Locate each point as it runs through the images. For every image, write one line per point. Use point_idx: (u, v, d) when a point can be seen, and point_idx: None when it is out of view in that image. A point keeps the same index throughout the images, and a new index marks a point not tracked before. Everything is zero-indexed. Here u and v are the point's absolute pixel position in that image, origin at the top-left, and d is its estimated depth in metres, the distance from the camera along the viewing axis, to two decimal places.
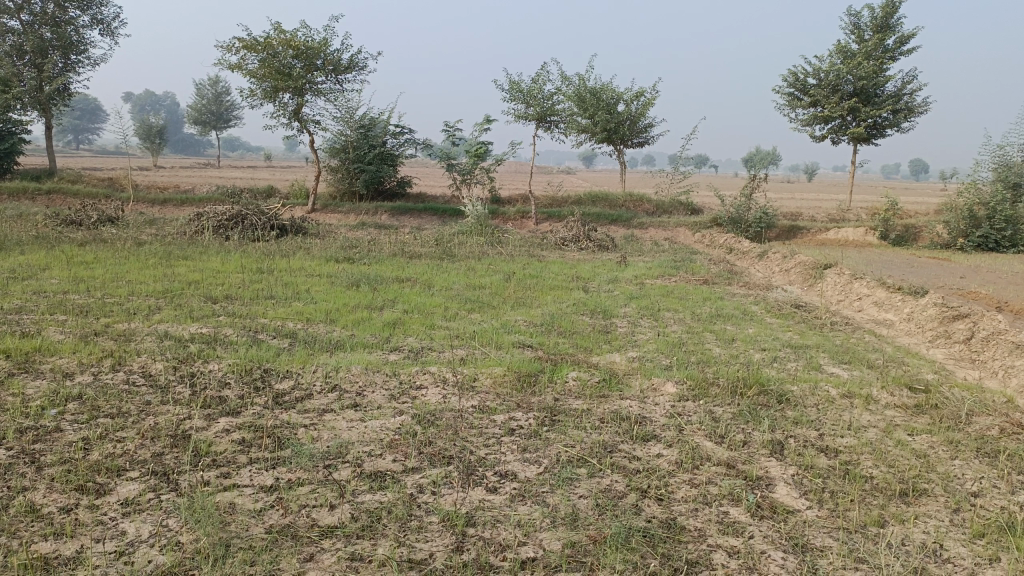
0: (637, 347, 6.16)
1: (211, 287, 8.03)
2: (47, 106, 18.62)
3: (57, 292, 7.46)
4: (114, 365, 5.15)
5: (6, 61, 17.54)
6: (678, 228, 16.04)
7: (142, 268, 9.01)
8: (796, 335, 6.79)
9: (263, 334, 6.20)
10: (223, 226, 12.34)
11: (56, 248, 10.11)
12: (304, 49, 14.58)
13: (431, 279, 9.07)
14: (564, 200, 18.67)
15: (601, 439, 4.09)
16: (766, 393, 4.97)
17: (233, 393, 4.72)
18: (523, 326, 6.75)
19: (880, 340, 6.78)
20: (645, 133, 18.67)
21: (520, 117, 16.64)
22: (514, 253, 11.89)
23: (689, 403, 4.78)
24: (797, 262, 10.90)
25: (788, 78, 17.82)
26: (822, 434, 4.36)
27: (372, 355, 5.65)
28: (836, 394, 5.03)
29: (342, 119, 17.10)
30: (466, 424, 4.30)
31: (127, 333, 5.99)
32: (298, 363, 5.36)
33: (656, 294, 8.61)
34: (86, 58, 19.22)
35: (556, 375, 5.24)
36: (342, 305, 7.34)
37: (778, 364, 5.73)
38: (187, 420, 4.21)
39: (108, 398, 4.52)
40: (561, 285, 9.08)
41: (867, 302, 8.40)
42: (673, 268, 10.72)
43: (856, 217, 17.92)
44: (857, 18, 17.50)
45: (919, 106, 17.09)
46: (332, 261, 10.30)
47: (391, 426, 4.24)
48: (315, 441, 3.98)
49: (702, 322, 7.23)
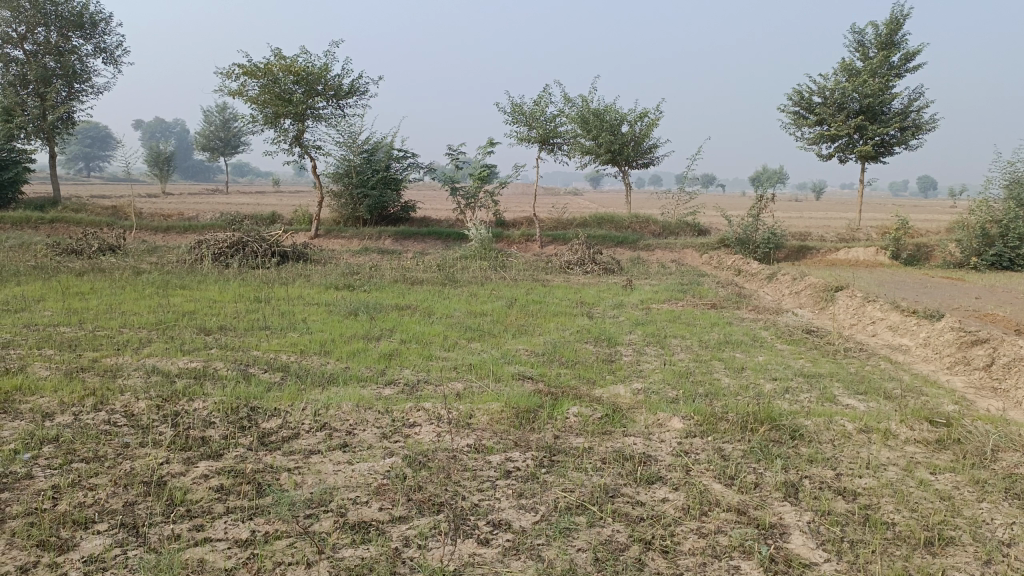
0: (643, 377, 5.92)
1: (205, 318, 7.84)
2: (51, 134, 18.65)
3: (48, 325, 7.29)
4: (96, 404, 4.93)
5: (10, 90, 17.60)
6: (684, 250, 15.83)
7: (137, 298, 8.85)
8: (808, 363, 6.53)
9: (255, 367, 5.99)
10: (223, 253, 12.20)
11: (53, 279, 9.97)
12: (304, 75, 14.52)
13: (431, 306, 8.88)
14: (570, 222, 18.49)
15: (603, 482, 3.84)
16: (778, 428, 4.71)
17: (217, 433, 4.51)
18: (524, 356, 6.52)
19: (897, 368, 6.51)
20: (650, 154, 18.51)
21: (523, 140, 16.53)
22: (518, 278, 11.70)
23: (696, 439, 4.53)
24: (807, 283, 10.65)
25: (793, 96, 17.65)
26: (839, 474, 4.10)
27: (365, 390, 5.43)
28: (852, 429, 4.77)
29: (345, 144, 17.03)
30: (459, 465, 4.07)
31: (114, 368, 5.79)
32: (287, 400, 5.12)
33: (662, 320, 8.37)
34: (90, 87, 19.30)
35: (556, 410, 4.99)
36: (338, 335, 7.14)
37: (790, 395, 5.46)
38: (165, 465, 3.99)
39: (85, 440, 4.31)
40: (564, 310, 8.87)
41: (880, 326, 8.13)
42: (680, 292, 10.48)
43: (866, 237, 17.64)
44: (862, 36, 17.37)
45: (927, 123, 16.87)
46: (332, 288, 10.13)
47: (380, 469, 4.00)
48: (299, 487, 3.75)
49: (709, 349, 6.98)
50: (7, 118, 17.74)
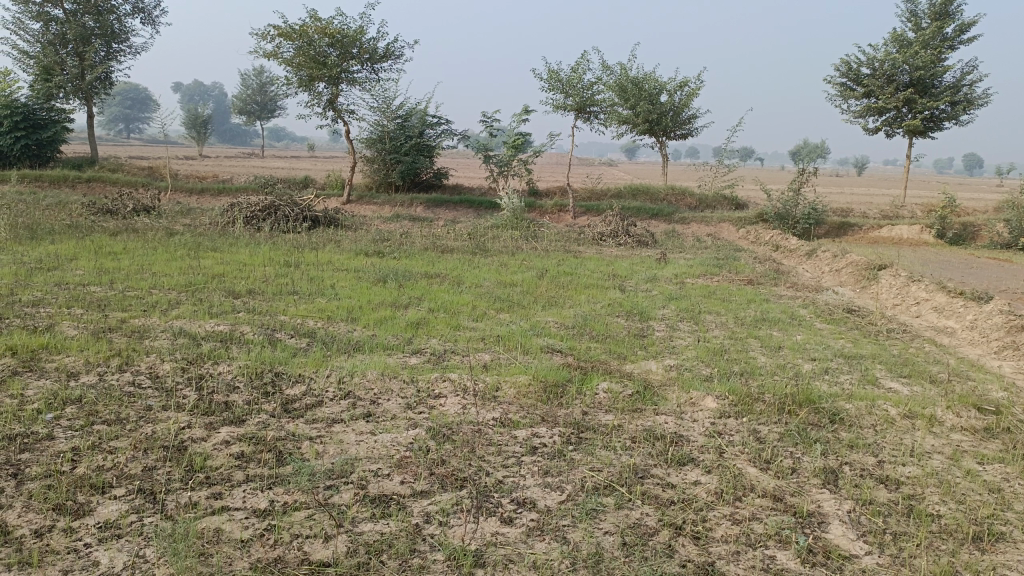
0: (675, 354, 5.74)
1: (234, 281, 7.80)
2: (89, 94, 18.76)
3: (79, 284, 7.30)
4: (121, 366, 4.90)
5: (50, 50, 17.70)
6: (721, 223, 15.48)
7: (169, 260, 8.86)
8: (849, 343, 6.30)
9: (281, 332, 5.92)
10: (255, 217, 12.18)
11: (86, 238, 10.01)
12: (339, 38, 14.35)
13: (460, 275, 8.77)
14: (604, 193, 18.20)
15: (632, 462, 3.70)
16: (818, 411, 4.52)
17: (241, 398, 4.45)
18: (554, 328, 6.37)
19: (942, 351, 6.25)
20: (689, 124, 18.07)
21: (559, 107, 16.22)
22: (549, 248, 11.53)
23: (731, 420, 4.36)
24: (848, 261, 10.32)
25: (840, 67, 17.07)
26: (882, 461, 3.91)
27: (391, 358, 5.34)
28: (896, 414, 4.55)
29: (379, 109, 16.88)
30: (484, 439, 3.95)
31: (142, 329, 5.77)
32: (312, 366, 5.05)
33: (697, 295, 8.15)
34: (128, 48, 19.35)
35: (586, 385, 4.85)
36: (365, 302, 7.05)
37: (829, 376, 5.27)
38: (186, 430, 3.94)
39: (108, 402, 4.27)
40: (596, 283, 8.70)
41: (925, 307, 7.82)
42: (716, 266, 10.21)
43: (911, 214, 17.11)
44: (915, 5, 16.67)
45: (980, 97, 16.20)
46: (362, 254, 10.04)
47: (403, 440, 3.90)
48: (320, 457, 3.67)
49: (745, 326, 6.76)
50: (46, 78, 17.87)
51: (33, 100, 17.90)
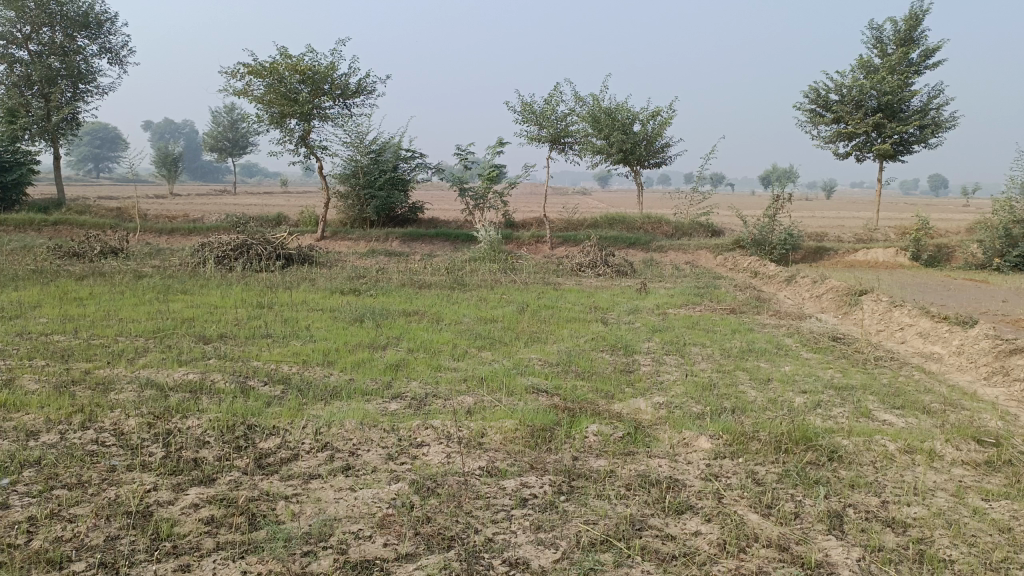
0: (664, 391, 5.57)
1: (205, 326, 7.53)
2: (56, 135, 18.43)
3: (42, 333, 7.00)
4: (84, 422, 4.63)
5: (15, 91, 17.40)
6: (698, 251, 15.47)
7: (137, 304, 8.58)
8: (839, 374, 6.18)
9: (254, 379, 5.68)
10: (227, 256, 11.90)
11: (51, 283, 9.69)
12: (310, 74, 14.25)
13: (439, 311, 8.58)
14: (580, 223, 18.16)
15: (628, 512, 3.52)
16: (815, 448, 4.37)
17: (212, 454, 4.21)
18: (538, 366, 6.20)
19: (933, 379, 6.15)
20: (663, 153, 18.14)
21: (533, 139, 16.21)
22: (529, 281, 11.40)
23: (727, 461, 4.19)
24: (828, 287, 10.29)
25: (809, 93, 17.28)
26: (885, 502, 3.76)
27: (370, 405, 5.12)
28: (895, 450, 4.42)
29: (352, 144, 16.75)
30: (471, 492, 3.75)
31: (107, 381, 5.49)
32: (287, 417, 4.81)
33: (680, 326, 8.03)
34: (95, 87, 19.09)
35: (574, 428, 4.66)
36: (342, 344, 6.83)
37: (822, 410, 5.13)
38: (152, 492, 3.68)
39: (69, 464, 4.01)
40: (577, 316, 8.55)
41: (910, 333, 7.77)
42: (697, 295, 10.12)
43: (885, 237, 17.25)
44: (880, 32, 16.97)
45: (947, 121, 16.46)
46: (338, 292, 9.82)
47: (385, 496, 3.68)
48: (296, 519, 3.43)
49: (732, 358, 6.64)
50: (11, 120, 17.53)
51: None
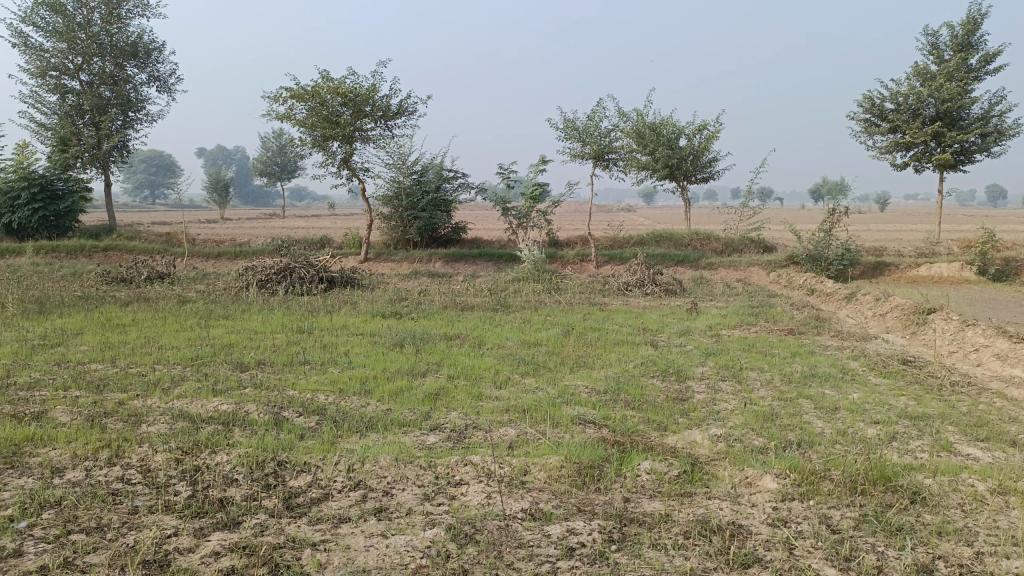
0: (721, 422, 5.15)
1: (242, 352, 7.38)
2: (106, 163, 18.79)
3: (81, 361, 6.93)
4: (111, 459, 4.44)
5: (67, 121, 17.82)
6: (750, 267, 14.95)
7: (178, 330, 8.50)
8: (912, 401, 5.69)
9: (288, 410, 5.43)
10: (269, 280, 11.84)
11: (96, 310, 9.70)
12: (352, 96, 14.22)
13: (482, 335, 8.31)
14: (626, 240, 17.77)
15: (687, 567, 3.15)
16: (895, 490, 3.93)
17: (239, 493, 3.98)
18: (585, 395, 5.84)
19: (1018, 407, 5.63)
20: (710, 168, 17.66)
21: (577, 156, 15.91)
22: (574, 301, 11.09)
23: (795, 504, 3.80)
24: (893, 305, 9.72)
25: (864, 102, 16.67)
26: (980, 553, 3.32)
27: (407, 438, 4.83)
28: (985, 490, 3.96)
29: (395, 165, 16.68)
30: (513, 540, 3.42)
31: (140, 412, 5.33)
32: (319, 452, 4.54)
33: (736, 349, 7.59)
34: (145, 115, 19.47)
35: (625, 465, 4.31)
36: (380, 371, 6.58)
37: (898, 444, 4.68)
38: (171, 539, 3.44)
39: (90, 505, 3.80)
40: (625, 338, 8.19)
41: (986, 355, 7.21)
42: (751, 315, 9.65)
43: (947, 250, 16.46)
44: (937, 38, 16.32)
45: (1011, 128, 15.68)
46: (378, 316, 9.63)
47: (419, 544, 3.37)
48: (322, 570, 3.16)
49: (794, 384, 6.18)
50: (63, 148, 17.92)
51: (50, 171, 17.93)
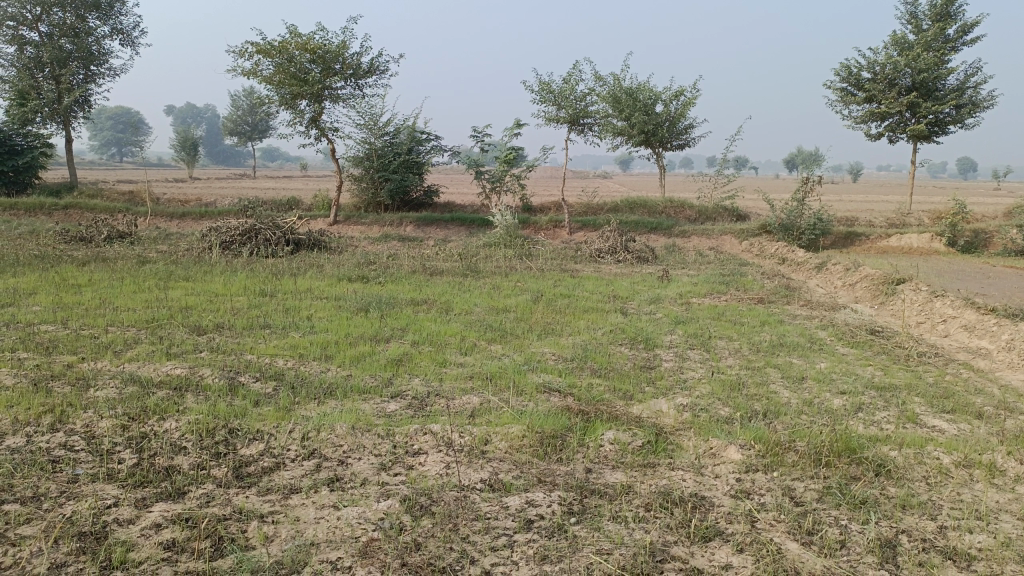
0: (687, 391, 5.08)
1: (201, 315, 7.16)
2: (67, 118, 18.17)
3: (30, 322, 6.66)
4: (54, 424, 4.25)
5: (25, 73, 17.15)
6: (723, 236, 14.90)
7: (136, 292, 8.23)
8: (879, 371, 5.67)
9: (245, 375, 5.26)
10: (233, 242, 11.55)
11: (52, 270, 9.36)
12: (321, 53, 13.80)
13: (449, 300, 8.15)
14: (600, 207, 17.63)
15: (647, 541, 3.07)
16: (860, 461, 3.88)
17: (187, 461, 3.82)
18: (551, 362, 5.73)
19: (983, 378, 5.62)
20: (686, 135, 17.50)
21: (551, 120, 15.66)
22: (545, 268, 10.95)
23: (759, 475, 3.73)
24: (863, 275, 9.72)
25: (841, 71, 16.54)
26: (943, 526, 3.28)
27: (366, 405, 4.69)
28: (950, 463, 3.92)
29: (366, 126, 16.29)
30: (469, 512, 3.31)
31: (89, 376, 5.12)
32: (273, 419, 4.38)
33: (705, 317, 7.52)
34: (107, 69, 18.82)
35: (588, 435, 4.21)
36: (342, 336, 6.41)
37: (863, 414, 4.64)
38: (111, 509, 3.28)
39: (27, 473, 3.62)
40: (595, 305, 8.08)
41: (953, 326, 7.22)
42: (722, 284, 9.59)
43: (918, 222, 16.54)
44: (915, 7, 16.18)
45: (985, 100, 15.67)
46: (345, 280, 9.42)
47: (372, 516, 3.25)
48: (268, 544, 3.03)
49: (762, 353, 6.13)
50: (21, 103, 17.26)
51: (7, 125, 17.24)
